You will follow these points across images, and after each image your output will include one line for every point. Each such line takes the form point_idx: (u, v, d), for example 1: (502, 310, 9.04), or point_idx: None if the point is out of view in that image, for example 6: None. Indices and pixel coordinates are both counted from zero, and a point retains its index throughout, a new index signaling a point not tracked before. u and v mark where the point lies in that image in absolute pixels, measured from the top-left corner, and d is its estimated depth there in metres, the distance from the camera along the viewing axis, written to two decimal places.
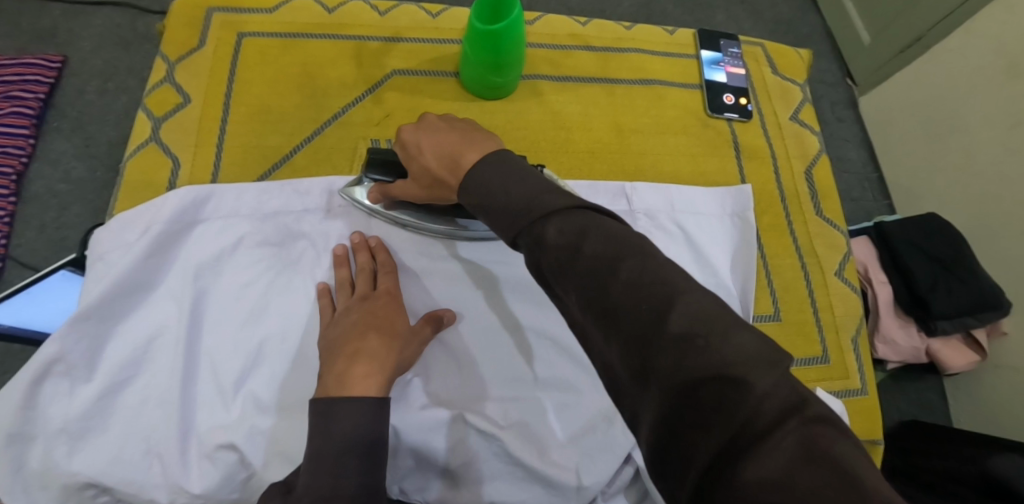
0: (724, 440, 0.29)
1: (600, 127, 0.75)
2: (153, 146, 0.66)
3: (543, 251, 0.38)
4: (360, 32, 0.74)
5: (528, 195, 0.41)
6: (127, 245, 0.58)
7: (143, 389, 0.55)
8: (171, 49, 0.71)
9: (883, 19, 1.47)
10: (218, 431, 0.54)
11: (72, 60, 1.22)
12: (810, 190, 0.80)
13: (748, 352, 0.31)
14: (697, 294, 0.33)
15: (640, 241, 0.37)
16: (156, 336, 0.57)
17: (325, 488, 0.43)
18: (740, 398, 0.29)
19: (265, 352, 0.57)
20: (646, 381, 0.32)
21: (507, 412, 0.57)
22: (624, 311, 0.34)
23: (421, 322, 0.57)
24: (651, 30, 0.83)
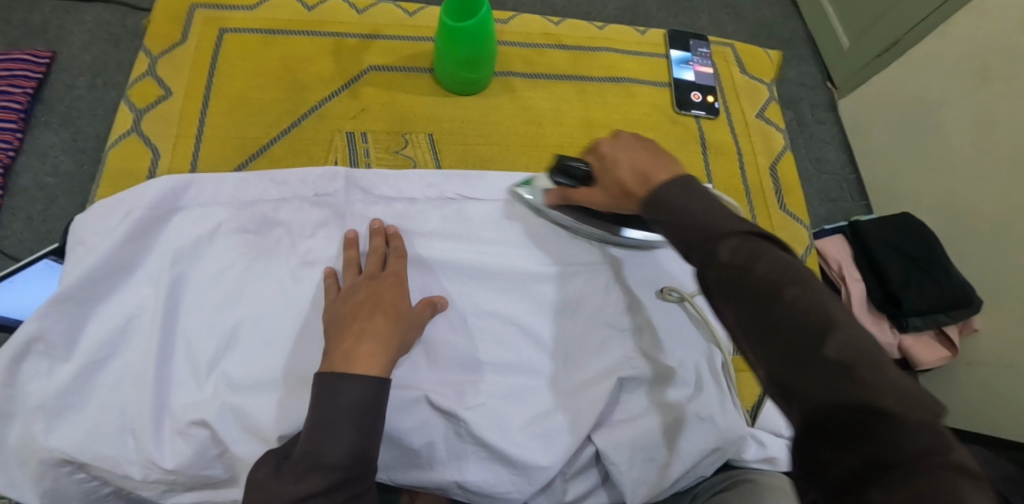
0: (867, 468, 0.31)
1: (571, 122, 0.77)
2: (134, 137, 0.68)
3: (708, 265, 0.40)
4: (339, 29, 0.76)
5: (691, 209, 0.43)
6: (108, 230, 0.61)
7: (119, 369, 0.57)
8: (155, 43, 0.73)
9: (861, 23, 1.51)
10: (191, 409, 0.56)
11: (62, 56, 1.24)
12: (774, 186, 0.82)
13: (902, 389, 0.32)
14: (859, 331, 0.35)
15: (801, 269, 0.38)
16: (133, 317, 0.59)
17: (322, 451, 0.47)
18: (885, 433, 0.31)
19: (239, 334, 0.59)
20: (791, 397, 0.35)
21: (470, 394, 0.59)
22: (785, 333, 0.36)
23: (420, 305, 0.59)
24: (623, 30, 0.85)
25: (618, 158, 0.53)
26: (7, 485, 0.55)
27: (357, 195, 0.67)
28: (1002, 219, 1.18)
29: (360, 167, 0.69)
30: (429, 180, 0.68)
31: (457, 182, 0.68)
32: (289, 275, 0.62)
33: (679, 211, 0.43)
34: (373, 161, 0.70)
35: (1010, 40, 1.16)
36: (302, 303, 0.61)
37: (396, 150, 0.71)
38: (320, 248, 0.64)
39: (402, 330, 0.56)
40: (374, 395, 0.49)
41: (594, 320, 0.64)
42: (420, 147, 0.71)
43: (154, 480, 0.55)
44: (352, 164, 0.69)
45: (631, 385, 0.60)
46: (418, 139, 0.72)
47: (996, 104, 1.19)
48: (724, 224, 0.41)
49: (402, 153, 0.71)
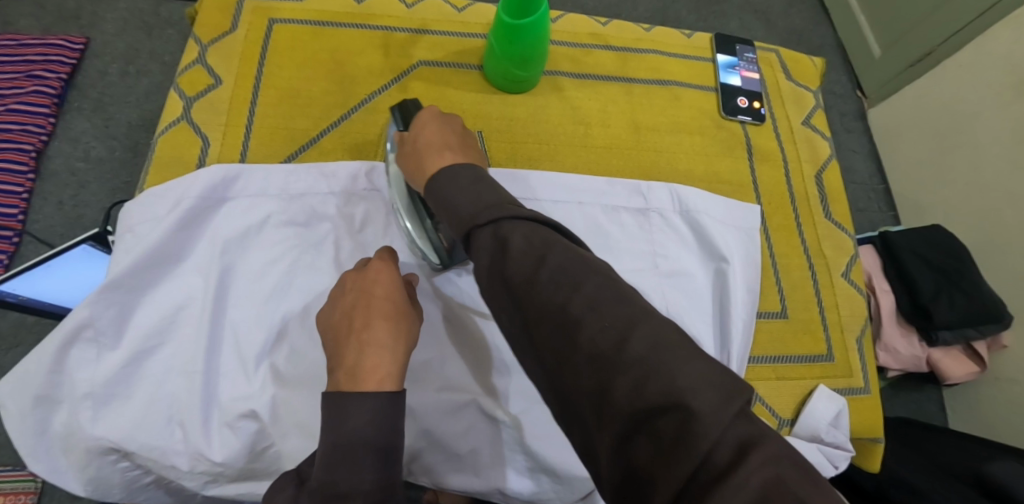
0: (688, 469, 0.32)
1: (620, 124, 0.76)
2: (184, 125, 0.68)
3: (489, 263, 0.42)
4: (388, 23, 0.75)
5: (467, 200, 0.46)
6: (158, 219, 0.60)
7: (168, 358, 0.57)
8: (205, 32, 0.73)
9: (896, 32, 1.49)
10: (240, 401, 0.55)
11: (95, 42, 1.24)
12: (819, 194, 0.82)
13: (705, 376, 0.35)
14: (653, 324, 0.37)
15: (589, 260, 0.41)
16: (181, 307, 0.59)
17: (345, 478, 0.44)
18: (695, 427, 0.33)
19: (289, 328, 0.59)
20: (610, 405, 0.36)
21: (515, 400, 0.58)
22: (582, 333, 0.38)
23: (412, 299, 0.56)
24: (670, 33, 0.84)
25: (422, 133, 0.57)
26: (52, 472, 0.56)
27: None
28: None
29: None
30: None
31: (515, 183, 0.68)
32: (338, 269, 0.62)
33: (473, 206, 0.46)
34: None
35: None
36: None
37: None
38: (371, 244, 0.64)
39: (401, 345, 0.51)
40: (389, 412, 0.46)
41: None
42: None
43: (200, 474, 0.55)
44: None
45: None
46: None
47: None
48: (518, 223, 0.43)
49: None
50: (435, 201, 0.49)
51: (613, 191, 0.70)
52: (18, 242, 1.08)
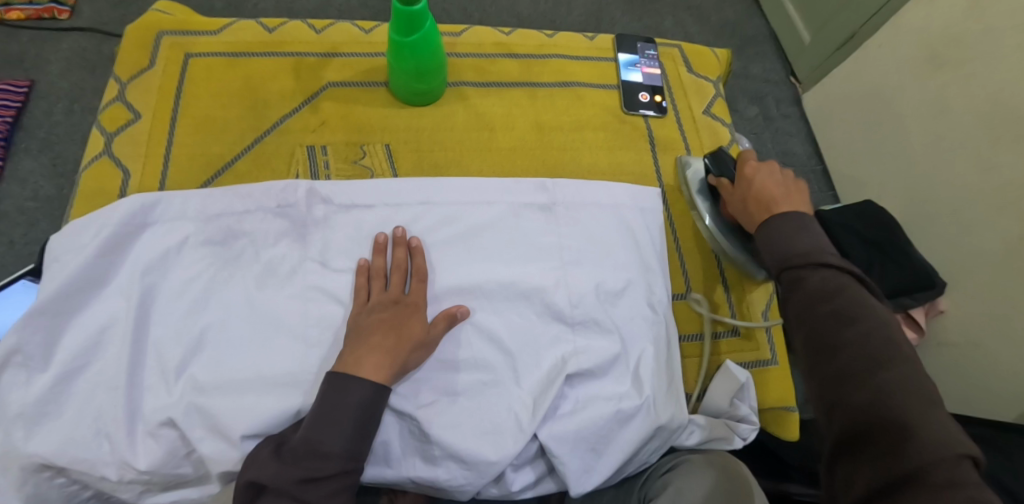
0: (879, 463, 0.46)
1: (523, 127, 0.81)
2: (106, 159, 0.71)
3: (794, 291, 0.58)
4: (300, 49, 0.80)
5: (786, 245, 0.61)
6: (81, 248, 0.64)
7: (95, 376, 0.61)
8: (123, 70, 0.77)
9: (822, 18, 1.55)
10: (159, 411, 0.59)
11: (39, 85, 1.32)
12: None
13: (933, 418, 0.46)
14: (909, 368, 0.49)
15: (880, 311, 0.54)
16: (109, 327, 0.62)
17: (321, 441, 0.54)
18: (899, 440, 0.45)
19: (209, 341, 0.63)
20: (835, 404, 0.50)
21: (425, 392, 0.62)
22: (837, 350, 0.52)
23: (437, 319, 0.63)
24: (573, 37, 0.90)
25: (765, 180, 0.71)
26: None
27: (320, 204, 0.70)
28: (961, 202, 1.22)
29: (320, 179, 0.72)
30: (386, 187, 0.71)
31: (423, 189, 0.72)
32: (254, 281, 0.65)
33: (787, 246, 0.61)
34: (333, 173, 0.73)
35: (959, 28, 1.20)
36: (271, 308, 0.64)
37: (354, 160, 0.74)
38: (282, 257, 0.67)
39: (416, 336, 0.61)
40: (372, 401, 0.57)
41: (547, 316, 0.67)
42: (377, 157, 0.74)
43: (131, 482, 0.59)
44: (312, 177, 0.72)
45: (575, 380, 0.65)
46: (374, 149, 0.75)
47: (947, 90, 1.24)
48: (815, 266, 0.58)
49: (360, 163, 0.74)
50: (762, 242, 0.65)
51: (518, 189, 0.74)
52: None
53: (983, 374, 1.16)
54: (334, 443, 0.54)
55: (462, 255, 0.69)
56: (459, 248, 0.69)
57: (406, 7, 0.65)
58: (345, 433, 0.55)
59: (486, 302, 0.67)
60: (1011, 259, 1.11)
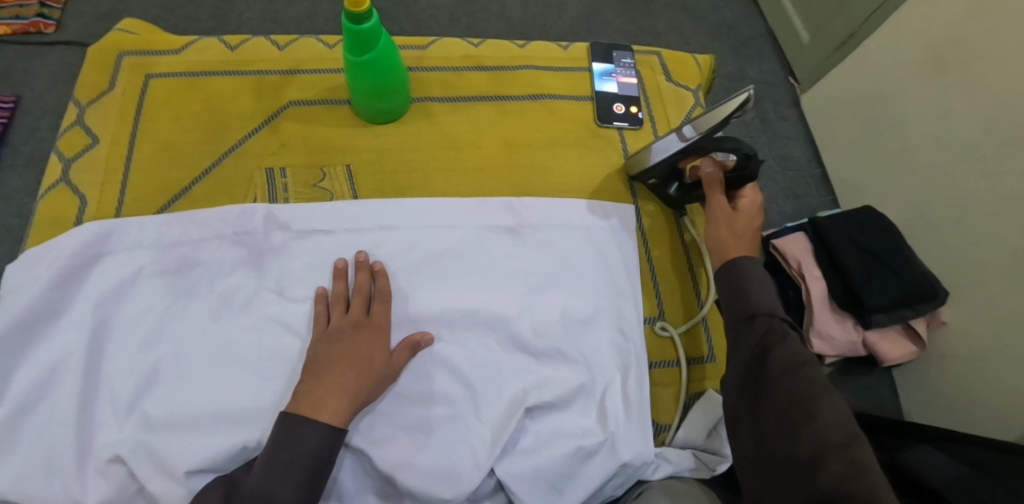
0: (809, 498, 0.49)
1: (490, 145, 0.78)
2: (62, 187, 0.70)
3: (757, 338, 0.61)
4: (261, 67, 0.78)
5: (756, 296, 0.64)
6: (35, 278, 0.63)
7: (46, 411, 0.59)
8: (83, 92, 0.76)
9: (821, 17, 1.51)
10: (110, 447, 0.58)
11: (25, 100, 1.32)
12: None
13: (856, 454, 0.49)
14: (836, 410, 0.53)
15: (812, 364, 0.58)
16: (62, 360, 0.61)
17: (276, 493, 0.52)
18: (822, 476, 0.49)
19: (164, 372, 0.61)
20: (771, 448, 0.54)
21: (379, 428, 0.60)
22: (792, 398, 0.55)
23: (398, 348, 0.61)
24: (546, 47, 0.87)
25: (742, 219, 0.71)
26: None
27: (278, 231, 0.68)
28: (964, 208, 1.17)
29: (279, 203, 0.70)
30: (344, 211, 0.69)
31: (382, 212, 0.70)
32: (209, 311, 0.64)
33: (758, 298, 0.64)
34: (292, 196, 0.71)
35: (961, 28, 1.15)
36: (226, 337, 0.63)
37: (315, 183, 0.72)
38: (238, 285, 0.66)
39: (377, 365, 0.59)
40: (329, 444, 0.55)
41: (508, 346, 0.65)
42: (337, 179, 0.73)
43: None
44: (271, 200, 0.70)
45: (538, 412, 0.63)
46: (335, 171, 0.73)
47: (949, 92, 1.19)
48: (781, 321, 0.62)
49: (320, 186, 0.72)
50: (727, 267, 0.67)
51: (483, 211, 0.72)
52: None
53: (988, 390, 1.11)
54: (285, 490, 0.52)
55: (425, 280, 0.67)
56: (417, 272, 0.67)
57: (359, 26, 0.63)
58: (302, 481, 0.53)
59: (446, 330, 0.65)
60: (1016, 269, 1.06)
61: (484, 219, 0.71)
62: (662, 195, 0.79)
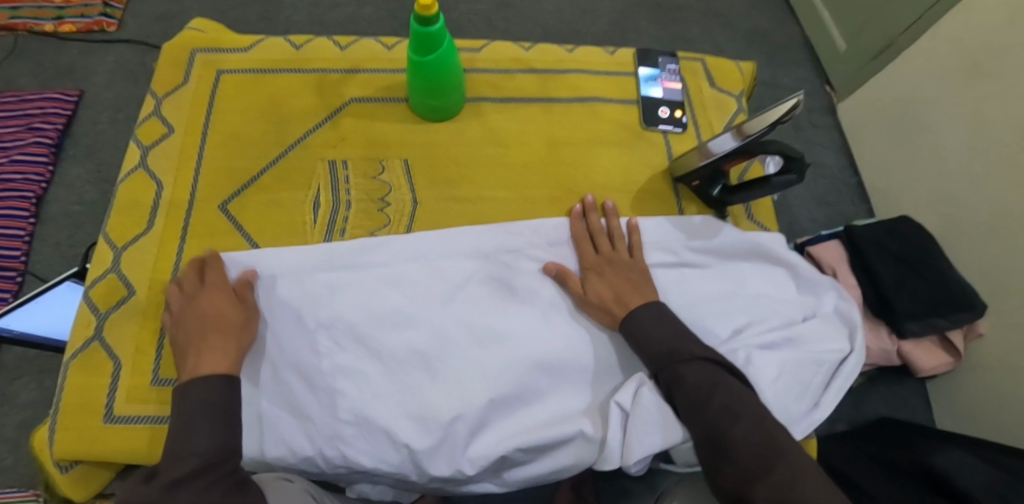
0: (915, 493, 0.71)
1: (539, 144, 0.81)
2: (140, 172, 0.75)
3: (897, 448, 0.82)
4: (323, 66, 0.83)
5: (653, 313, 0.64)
6: (296, 270, 0.69)
7: (342, 377, 0.64)
8: (160, 86, 0.81)
9: (858, 26, 1.51)
10: (420, 409, 0.63)
11: (87, 94, 1.40)
12: (745, 208, 0.85)
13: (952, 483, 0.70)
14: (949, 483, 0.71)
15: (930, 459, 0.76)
16: (285, 345, 0.65)
17: (188, 442, 0.54)
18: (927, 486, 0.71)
19: (386, 361, 0.65)
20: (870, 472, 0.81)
21: (530, 416, 0.65)
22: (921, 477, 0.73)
23: (240, 289, 0.65)
24: (593, 52, 0.90)
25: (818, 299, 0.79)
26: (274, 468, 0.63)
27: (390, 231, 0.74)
28: (1001, 219, 1.17)
29: (340, 193, 0.74)
30: (402, 207, 0.74)
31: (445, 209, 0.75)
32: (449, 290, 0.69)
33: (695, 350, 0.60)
34: (353, 187, 0.75)
35: (1000, 38, 1.15)
36: (508, 321, 0.68)
37: (373, 176, 0.76)
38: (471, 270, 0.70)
39: (229, 317, 0.62)
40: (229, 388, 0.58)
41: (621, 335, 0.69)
42: (395, 172, 0.76)
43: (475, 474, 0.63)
44: (333, 190, 0.74)
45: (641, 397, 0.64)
46: (393, 165, 0.76)
47: (987, 101, 1.19)
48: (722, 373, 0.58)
49: (379, 179, 0.75)
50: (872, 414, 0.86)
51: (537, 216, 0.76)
52: (21, 281, 1.21)
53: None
54: (201, 441, 0.54)
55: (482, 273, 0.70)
56: (491, 263, 0.71)
57: (424, 29, 0.66)
58: (214, 429, 0.55)
59: (552, 312, 0.70)
60: None
61: (685, 227, 0.78)
62: (704, 195, 0.81)
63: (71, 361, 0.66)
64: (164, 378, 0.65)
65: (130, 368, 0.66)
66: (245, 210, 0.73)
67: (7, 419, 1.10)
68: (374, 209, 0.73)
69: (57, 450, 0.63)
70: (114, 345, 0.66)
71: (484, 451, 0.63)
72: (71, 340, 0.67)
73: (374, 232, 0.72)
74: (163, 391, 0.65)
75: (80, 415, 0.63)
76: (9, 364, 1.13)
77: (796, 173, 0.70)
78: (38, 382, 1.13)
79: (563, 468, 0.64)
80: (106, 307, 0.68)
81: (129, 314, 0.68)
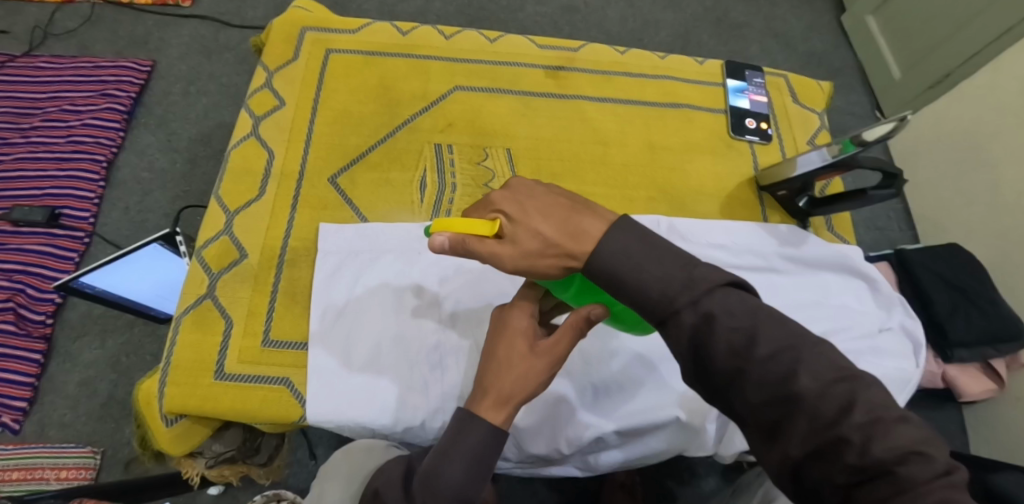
0: None
1: (636, 144, 0.83)
2: (253, 140, 0.78)
3: None
4: (430, 53, 0.85)
5: (681, 280, 0.39)
6: (388, 248, 0.72)
7: (427, 352, 0.67)
8: (271, 59, 0.84)
9: (917, 55, 1.52)
10: None
11: (160, 65, 1.43)
12: (825, 220, 0.86)
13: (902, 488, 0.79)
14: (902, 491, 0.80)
15: None
16: (398, 316, 0.68)
17: (440, 474, 0.50)
18: None
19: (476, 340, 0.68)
20: None
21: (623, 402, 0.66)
22: None
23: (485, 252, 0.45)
24: (685, 60, 0.92)
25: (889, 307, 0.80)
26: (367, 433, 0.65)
27: None
28: None
29: (446, 176, 0.76)
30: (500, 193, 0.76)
31: None
32: None
33: (782, 354, 0.37)
34: (458, 171, 0.77)
35: None
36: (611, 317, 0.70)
37: (478, 162, 0.78)
38: None
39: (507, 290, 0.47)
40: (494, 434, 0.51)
41: None
42: (499, 160, 0.78)
43: (569, 453, 0.64)
44: (439, 173, 0.76)
45: None
46: (497, 153, 0.79)
47: None
48: (795, 348, 0.37)
49: (484, 165, 0.78)
50: None
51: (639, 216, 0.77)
52: (88, 242, 1.24)
53: None
54: (452, 476, 0.50)
55: None
56: None
57: None
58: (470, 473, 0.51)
59: None
60: None
61: (774, 235, 0.81)
62: (789, 205, 0.83)
63: (183, 316, 0.69)
64: (275, 341, 0.68)
65: (242, 329, 0.68)
66: (354, 185, 0.75)
67: (69, 376, 1.13)
68: (478, 194, 0.76)
69: (169, 403, 0.65)
70: (226, 304, 0.69)
71: (581, 432, 0.64)
72: (183, 297, 0.69)
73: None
74: (275, 353, 0.67)
75: (192, 370, 0.66)
76: (74, 321, 1.17)
77: (896, 186, 0.73)
78: (101, 341, 1.16)
79: (654, 452, 0.66)
80: (218, 268, 0.71)
81: (242, 276, 0.70)
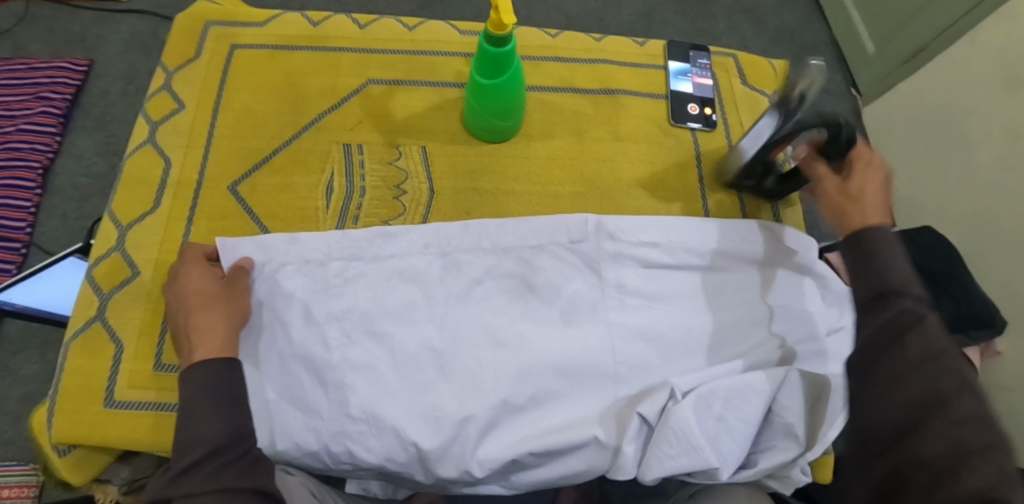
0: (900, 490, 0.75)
1: (564, 134, 0.78)
2: (149, 147, 0.72)
3: None
4: (342, 44, 0.79)
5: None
6: (284, 262, 0.66)
7: (313, 370, 0.61)
8: (172, 59, 0.78)
9: (890, 29, 1.40)
10: (402, 406, 0.60)
11: (98, 64, 1.30)
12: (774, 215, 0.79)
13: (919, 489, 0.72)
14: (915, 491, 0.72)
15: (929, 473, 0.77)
16: (291, 329, 0.63)
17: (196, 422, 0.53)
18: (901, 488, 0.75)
19: (369, 352, 0.62)
20: None
21: (542, 419, 0.62)
22: None
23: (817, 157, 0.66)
24: (622, 42, 0.86)
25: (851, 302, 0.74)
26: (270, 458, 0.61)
27: (394, 222, 0.70)
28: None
29: (355, 178, 0.72)
30: (412, 194, 0.72)
31: (468, 204, 0.72)
32: (435, 286, 0.66)
33: None
34: (368, 172, 0.72)
35: None
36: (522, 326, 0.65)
37: (390, 161, 0.73)
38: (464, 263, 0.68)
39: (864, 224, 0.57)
40: (223, 385, 0.55)
41: (642, 335, 0.66)
42: (413, 159, 0.74)
43: (484, 476, 0.59)
44: (348, 175, 0.72)
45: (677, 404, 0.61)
46: (411, 150, 0.74)
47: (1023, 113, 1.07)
48: None
49: (396, 164, 0.73)
50: None
51: (566, 221, 0.71)
52: (25, 253, 1.12)
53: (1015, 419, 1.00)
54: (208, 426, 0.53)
55: (485, 270, 0.68)
56: (505, 259, 0.69)
57: (497, 51, 0.63)
58: (223, 417, 0.54)
59: (568, 317, 0.66)
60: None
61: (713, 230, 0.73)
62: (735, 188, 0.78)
63: (72, 341, 0.64)
64: (167, 364, 0.63)
65: (133, 352, 0.64)
66: (257, 192, 0.70)
67: (9, 392, 0.98)
68: (389, 197, 0.71)
69: (57, 432, 0.60)
70: (116, 326, 0.64)
71: (495, 451, 0.60)
72: (72, 320, 0.64)
73: (387, 221, 0.70)
74: (167, 377, 0.63)
75: (83, 395, 0.62)
76: (12, 336, 1.01)
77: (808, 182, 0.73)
78: (41, 355, 1.01)
79: (573, 473, 0.61)
80: (109, 287, 0.66)
81: (135, 295, 0.66)
